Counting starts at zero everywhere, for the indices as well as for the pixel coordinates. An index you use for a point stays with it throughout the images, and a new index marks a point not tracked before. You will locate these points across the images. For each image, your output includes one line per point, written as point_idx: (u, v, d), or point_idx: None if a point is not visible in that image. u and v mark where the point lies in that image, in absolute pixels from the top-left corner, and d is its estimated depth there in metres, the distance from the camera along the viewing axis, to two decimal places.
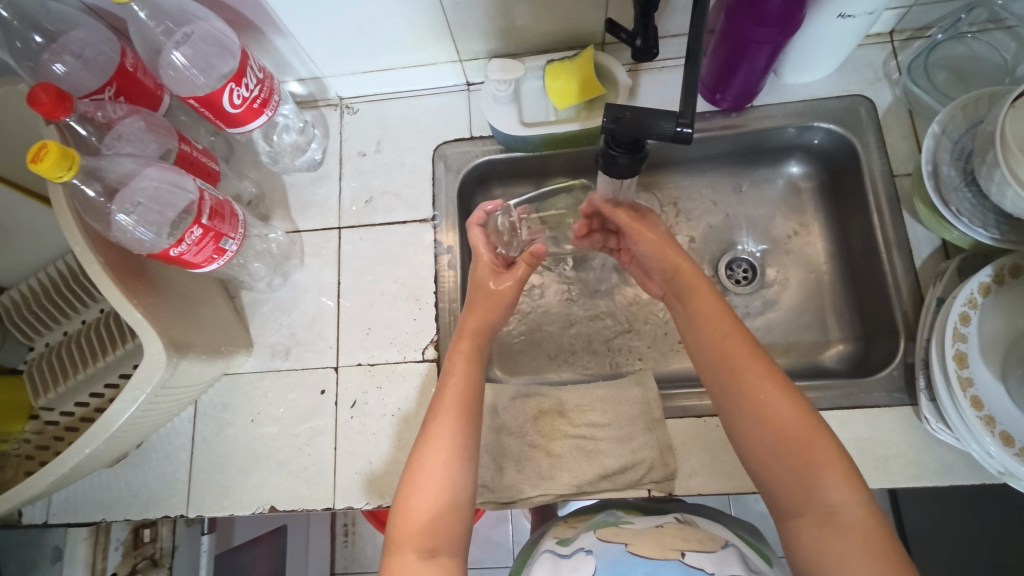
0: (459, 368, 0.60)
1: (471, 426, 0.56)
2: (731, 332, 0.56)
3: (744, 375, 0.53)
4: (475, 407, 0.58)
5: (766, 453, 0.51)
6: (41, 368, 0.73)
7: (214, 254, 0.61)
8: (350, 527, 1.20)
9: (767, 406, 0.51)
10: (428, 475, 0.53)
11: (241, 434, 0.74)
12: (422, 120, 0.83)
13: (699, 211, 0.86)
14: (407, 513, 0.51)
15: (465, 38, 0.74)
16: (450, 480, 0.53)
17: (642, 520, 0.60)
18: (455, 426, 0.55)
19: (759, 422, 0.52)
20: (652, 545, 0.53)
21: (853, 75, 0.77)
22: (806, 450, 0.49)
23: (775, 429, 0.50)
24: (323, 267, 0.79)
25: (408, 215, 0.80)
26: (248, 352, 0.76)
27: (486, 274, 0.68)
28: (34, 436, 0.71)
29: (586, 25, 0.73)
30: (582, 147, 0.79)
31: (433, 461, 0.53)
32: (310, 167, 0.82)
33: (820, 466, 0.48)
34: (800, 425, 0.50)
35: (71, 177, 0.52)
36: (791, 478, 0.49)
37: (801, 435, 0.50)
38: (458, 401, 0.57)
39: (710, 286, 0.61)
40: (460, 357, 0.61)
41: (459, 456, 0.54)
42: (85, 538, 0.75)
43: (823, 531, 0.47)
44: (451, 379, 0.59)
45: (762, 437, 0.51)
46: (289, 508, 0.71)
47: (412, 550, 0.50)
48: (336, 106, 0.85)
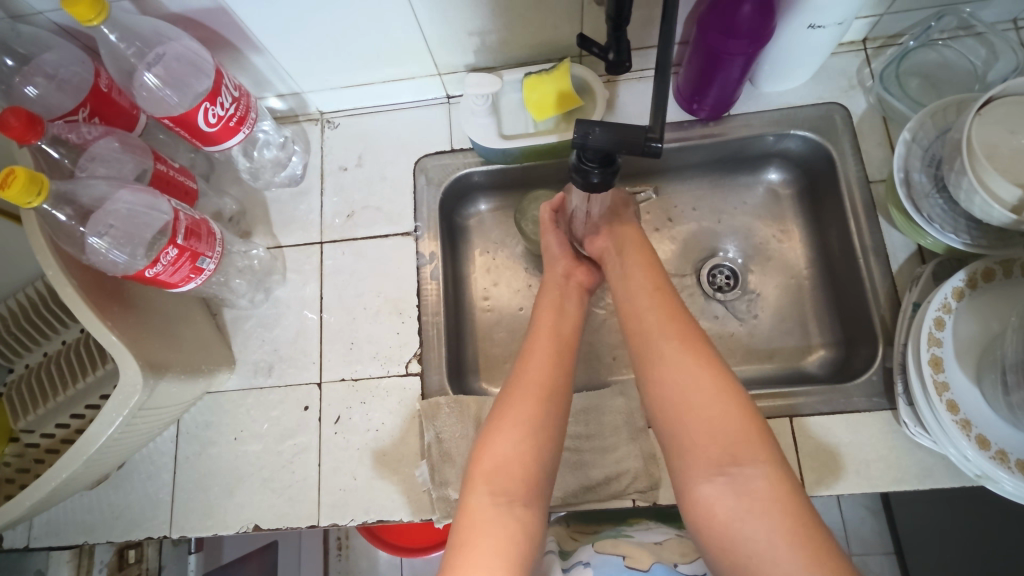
0: (550, 320, 0.64)
1: (563, 373, 0.59)
2: (659, 313, 0.58)
3: (669, 353, 0.55)
4: (569, 358, 0.61)
5: (684, 417, 0.52)
6: (21, 391, 0.73)
7: (191, 274, 0.61)
8: (343, 541, 1.23)
9: (688, 377, 0.53)
10: (513, 416, 0.55)
11: (224, 453, 0.74)
12: (404, 133, 0.84)
13: (680, 220, 0.86)
14: (485, 455, 0.53)
15: (444, 51, 0.75)
16: (539, 423, 0.55)
17: (642, 531, 0.61)
18: (550, 374, 0.58)
19: (683, 392, 0.52)
20: (649, 559, 0.55)
21: (827, 83, 0.78)
22: (727, 415, 0.51)
23: (696, 402, 0.52)
24: (305, 282, 0.79)
25: (390, 228, 0.80)
26: (231, 369, 0.76)
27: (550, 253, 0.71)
28: (14, 459, 0.71)
29: (561, 37, 0.74)
30: (561, 157, 0.80)
31: (520, 407, 0.56)
32: (292, 182, 0.82)
33: (738, 441, 0.49)
34: (715, 397, 0.52)
35: (42, 203, 0.51)
36: (705, 445, 0.50)
37: (718, 403, 0.51)
38: (545, 348, 0.61)
39: (647, 268, 0.63)
40: (551, 306, 0.66)
41: (546, 399, 0.56)
42: (68, 561, 0.75)
43: (740, 508, 0.47)
44: (544, 330, 0.63)
45: (683, 409, 0.52)
46: (274, 526, 0.71)
47: (488, 494, 0.51)
48: (316, 121, 0.85)
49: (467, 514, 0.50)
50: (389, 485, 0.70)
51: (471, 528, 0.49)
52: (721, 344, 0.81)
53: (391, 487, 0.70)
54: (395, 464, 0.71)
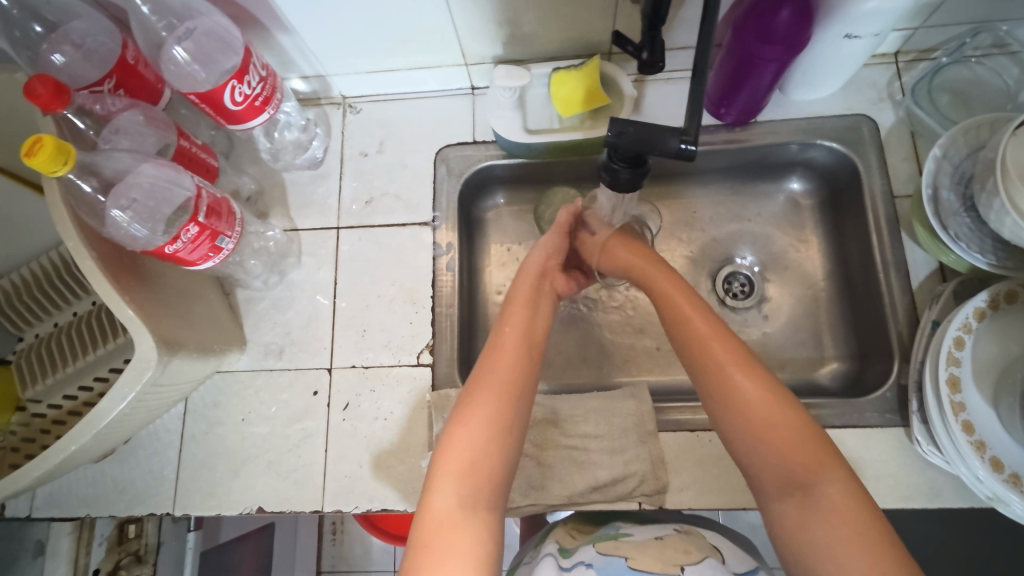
0: (518, 317, 0.63)
1: (527, 371, 0.57)
2: (709, 334, 0.58)
3: (722, 373, 0.56)
4: (535, 355, 0.59)
5: (750, 438, 0.53)
6: (31, 360, 0.73)
7: (210, 252, 0.61)
8: (338, 526, 1.30)
9: (747, 397, 0.54)
10: (480, 411, 0.53)
11: (231, 433, 0.74)
12: (427, 122, 0.83)
13: (698, 225, 0.86)
14: (449, 451, 0.51)
15: (472, 42, 0.74)
16: (504, 420, 0.53)
17: (641, 532, 0.61)
18: (515, 370, 0.57)
19: (743, 409, 0.53)
20: (652, 559, 0.54)
21: (857, 94, 0.78)
22: (787, 432, 0.51)
23: (757, 422, 0.53)
24: (319, 266, 0.78)
25: (408, 217, 0.80)
26: (242, 350, 0.76)
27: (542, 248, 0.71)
28: (20, 428, 0.71)
29: (593, 33, 0.73)
30: (585, 154, 0.79)
31: (486, 401, 0.53)
32: (311, 165, 0.82)
33: (806, 460, 0.50)
34: (781, 415, 0.52)
35: (68, 172, 0.50)
36: (771, 459, 0.51)
37: (779, 422, 0.52)
38: (515, 345, 0.59)
39: (685, 286, 0.64)
40: (519, 302, 0.65)
41: (512, 396, 0.55)
42: (69, 533, 0.75)
43: (813, 523, 0.47)
44: (509, 327, 0.61)
45: (746, 430, 0.53)
46: (277, 510, 0.71)
47: (453, 494, 0.49)
48: (339, 105, 0.84)
49: (428, 512, 0.48)
50: (395, 475, 0.70)
51: (434, 528, 0.47)
52: None
53: (397, 477, 0.70)
54: (402, 454, 0.71)
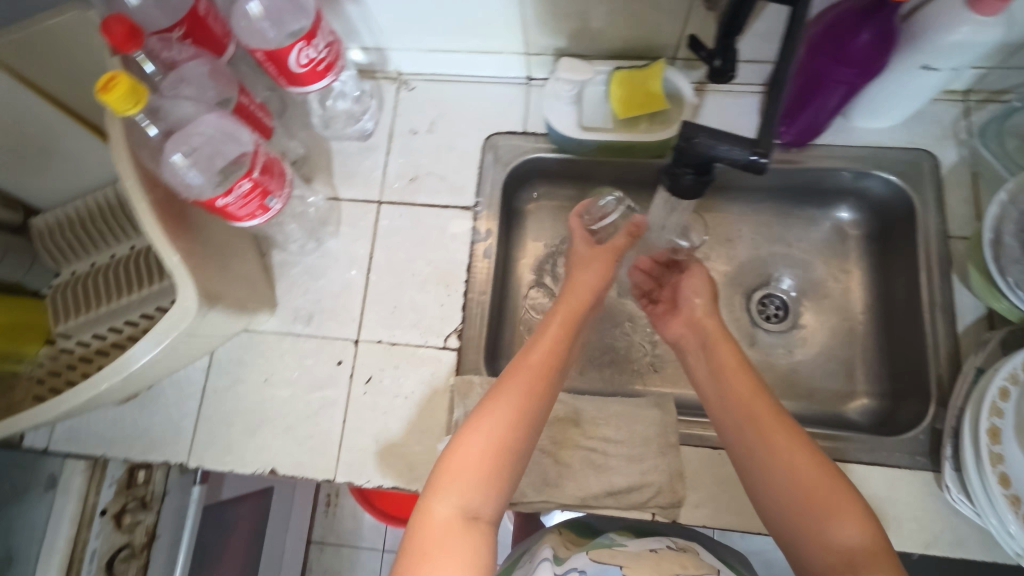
0: (549, 336, 0.60)
1: (545, 396, 0.56)
2: (744, 386, 0.58)
3: (757, 430, 0.55)
4: (555, 376, 0.58)
5: (783, 501, 0.52)
6: (65, 295, 0.76)
7: (258, 211, 0.60)
8: (333, 498, 1.33)
9: (781, 456, 0.53)
10: (489, 424, 0.52)
11: (252, 393, 0.74)
12: (479, 107, 0.82)
13: (740, 242, 0.84)
14: (454, 461, 0.51)
15: (537, 31, 0.73)
16: (509, 439, 0.52)
17: (635, 543, 0.60)
18: (533, 386, 0.55)
19: (775, 462, 0.53)
20: (647, 569, 0.53)
21: (921, 129, 0.76)
22: (816, 493, 0.51)
23: (790, 483, 0.52)
24: (357, 238, 0.78)
25: (450, 199, 0.79)
26: (272, 312, 0.76)
27: (582, 254, 0.69)
28: (48, 360, 0.74)
29: (661, 36, 0.72)
30: (636, 157, 0.78)
31: (496, 416, 0.53)
32: (360, 137, 0.82)
33: (842, 524, 0.49)
34: (819, 478, 0.51)
35: (136, 113, 0.49)
36: (801, 518, 0.51)
37: (814, 483, 0.51)
38: (540, 364, 0.57)
39: (727, 334, 0.64)
40: (555, 321, 0.62)
41: (523, 417, 0.53)
42: (81, 471, 0.76)
43: None
44: (540, 343, 0.59)
45: (781, 491, 0.52)
46: (289, 474, 0.71)
47: (451, 508, 0.48)
48: (394, 80, 0.84)
49: (426, 524, 0.48)
50: (410, 455, 0.70)
51: (431, 539, 0.47)
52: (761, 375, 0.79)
53: (412, 457, 0.70)
54: (419, 434, 0.71)
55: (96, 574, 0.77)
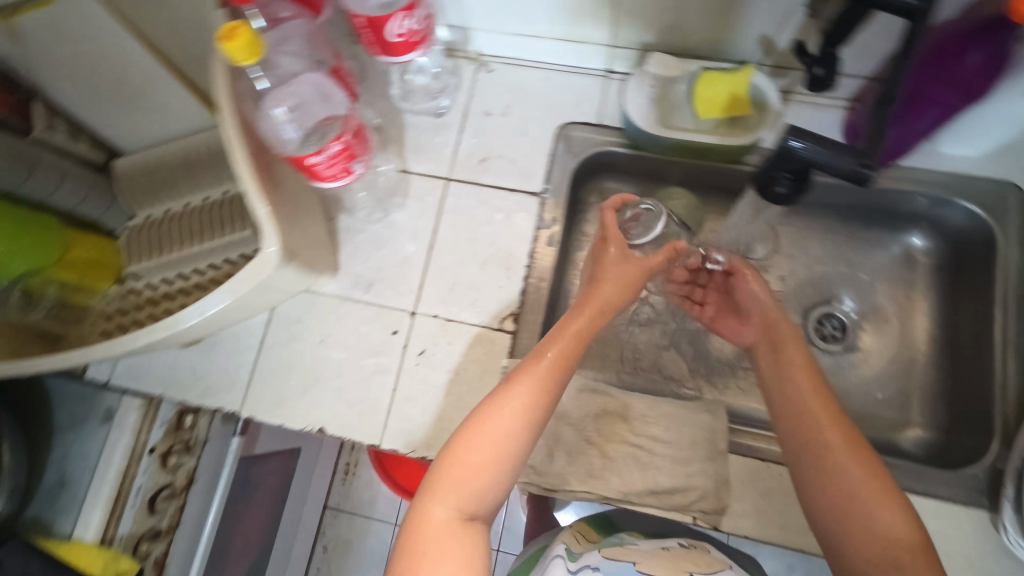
0: (560, 344, 0.56)
1: (546, 405, 0.54)
2: (807, 380, 0.59)
3: (815, 422, 0.56)
4: (561, 384, 0.56)
5: (830, 493, 0.53)
6: (140, 237, 0.78)
7: (343, 173, 0.60)
8: (352, 468, 1.34)
9: (835, 451, 0.54)
10: (489, 432, 0.52)
11: (307, 352, 0.75)
12: (555, 95, 0.82)
13: (803, 258, 0.83)
14: (454, 464, 0.51)
15: (627, 24, 0.73)
16: (509, 449, 0.52)
17: (647, 544, 0.62)
18: (536, 395, 0.54)
19: (829, 456, 0.54)
20: (661, 566, 0.56)
21: (1011, 161, 0.73)
22: (871, 489, 0.52)
23: (842, 477, 0.53)
24: (423, 212, 0.79)
25: (518, 184, 0.80)
26: (333, 276, 0.77)
27: (615, 261, 0.62)
28: (117, 298, 0.75)
29: (754, 41, 0.71)
30: (711, 160, 0.77)
31: (496, 426, 0.52)
32: (435, 113, 0.82)
33: (889, 520, 0.50)
34: (870, 476, 0.53)
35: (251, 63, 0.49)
36: (850, 511, 0.52)
37: (866, 479, 0.52)
38: (548, 373, 0.55)
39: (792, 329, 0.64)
40: (569, 330, 0.57)
41: (522, 427, 0.53)
42: (136, 408, 0.78)
43: None
44: (551, 349, 0.56)
45: (830, 484, 0.53)
46: (337, 435, 0.73)
47: (448, 510, 0.50)
48: (473, 60, 0.84)
49: (423, 523, 0.49)
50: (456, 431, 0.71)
51: (426, 537, 0.48)
52: None
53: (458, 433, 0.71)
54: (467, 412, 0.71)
55: (140, 509, 0.80)
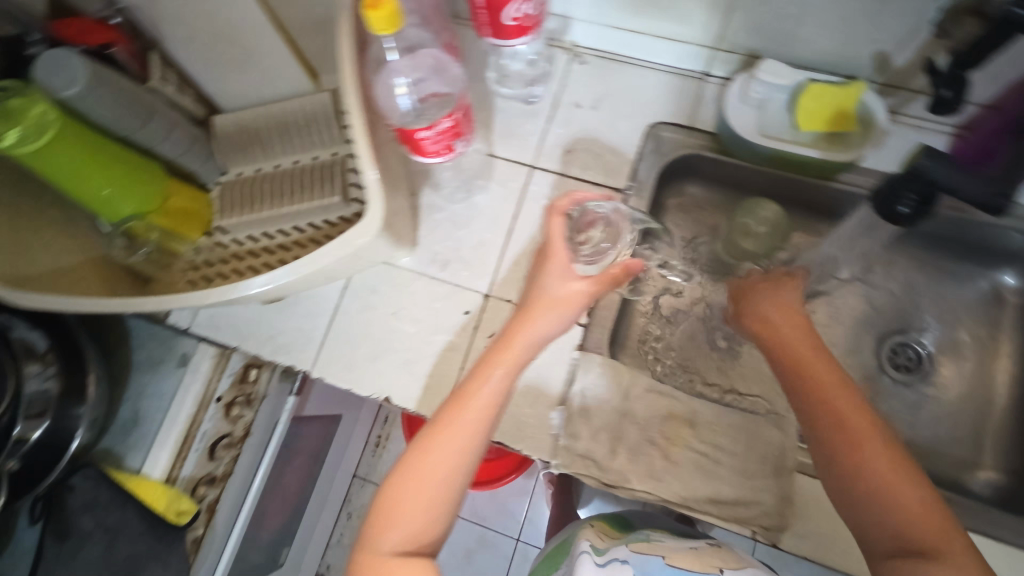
0: (490, 381, 0.56)
1: (475, 445, 0.55)
2: (826, 377, 0.57)
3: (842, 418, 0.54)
4: (490, 421, 0.56)
5: (866, 489, 0.52)
6: (230, 193, 0.80)
7: (446, 148, 0.62)
8: (382, 440, 1.41)
9: (866, 450, 0.53)
10: (422, 479, 0.54)
11: (379, 322, 0.77)
12: (648, 92, 0.81)
13: (885, 284, 0.81)
14: (390, 513, 0.54)
15: (736, 27, 0.71)
16: (443, 495, 0.54)
17: (673, 540, 0.63)
18: (463, 437, 0.55)
19: (861, 452, 0.53)
20: (690, 560, 0.57)
21: None
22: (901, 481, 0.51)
23: (872, 473, 0.52)
24: (505, 197, 0.80)
25: (603, 179, 0.79)
26: (411, 250, 0.78)
27: (549, 279, 0.58)
28: (205, 250, 0.78)
29: (869, 56, 0.69)
30: (803, 174, 0.75)
31: (427, 473, 0.54)
32: (525, 100, 0.82)
33: (925, 517, 0.49)
34: (898, 469, 0.52)
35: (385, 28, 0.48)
36: (882, 500, 0.51)
37: (898, 473, 0.51)
38: (481, 413, 0.56)
39: (812, 334, 0.61)
40: (496, 361, 0.57)
41: (453, 470, 0.55)
42: (211, 356, 0.83)
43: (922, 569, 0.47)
44: (477, 382, 0.57)
45: (856, 482, 0.52)
46: (402, 406, 0.74)
47: (394, 548, 0.53)
48: (567, 51, 0.83)
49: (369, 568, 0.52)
50: (519, 416, 0.72)
51: None
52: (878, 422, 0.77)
53: (522, 418, 0.71)
54: (532, 399, 0.72)
55: (201, 454, 0.83)
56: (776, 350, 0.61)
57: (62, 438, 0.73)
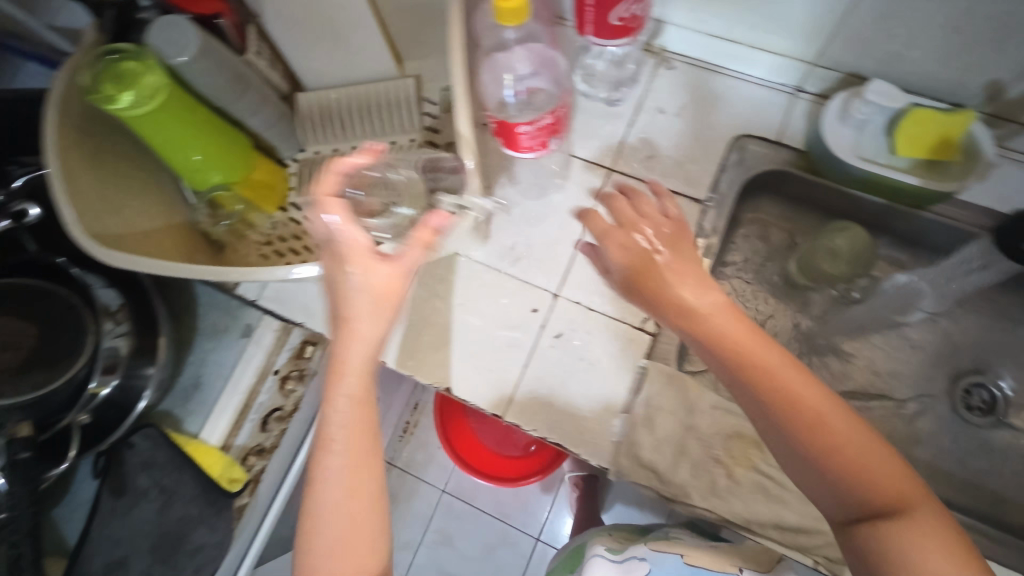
0: (343, 424, 0.55)
1: (364, 492, 0.56)
2: (762, 351, 0.52)
3: (799, 405, 0.50)
4: (372, 456, 0.56)
5: (833, 468, 0.48)
6: (309, 171, 0.81)
7: (539, 145, 0.61)
8: (410, 427, 1.37)
9: (828, 424, 0.49)
10: (329, 548, 0.54)
11: (446, 312, 0.77)
12: (735, 103, 0.79)
13: (966, 319, 0.78)
14: None
15: (840, 44, 0.69)
16: (360, 558, 0.55)
17: (693, 539, 0.72)
18: (355, 491, 0.55)
19: (828, 433, 0.49)
20: (705, 559, 0.65)
21: None
22: (873, 458, 0.48)
23: (837, 450, 0.48)
24: (581, 198, 0.79)
25: (682, 188, 0.78)
26: (483, 243, 0.78)
27: (343, 268, 0.54)
28: (280, 225, 0.79)
29: (981, 84, 0.66)
30: (895, 199, 0.73)
31: (337, 543, 0.55)
32: (608, 101, 0.81)
33: (896, 485, 0.47)
34: (860, 439, 0.49)
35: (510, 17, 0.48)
36: (851, 476, 0.48)
37: (859, 446, 0.48)
38: (358, 459, 0.55)
39: (694, 264, 0.58)
40: (346, 407, 0.55)
41: (359, 522, 0.55)
42: (274, 330, 0.84)
43: (897, 533, 0.45)
44: (337, 434, 0.55)
45: (825, 464, 0.48)
46: (464, 398, 0.74)
47: None
48: (654, 55, 0.81)
49: None
50: (582, 418, 0.71)
51: None
52: (945, 462, 0.75)
53: (585, 422, 0.71)
54: (596, 402, 0.71)
55: (252, 426, 0.83)
56: (690, 329, 0.55)
57: (129, 398, 0.75)
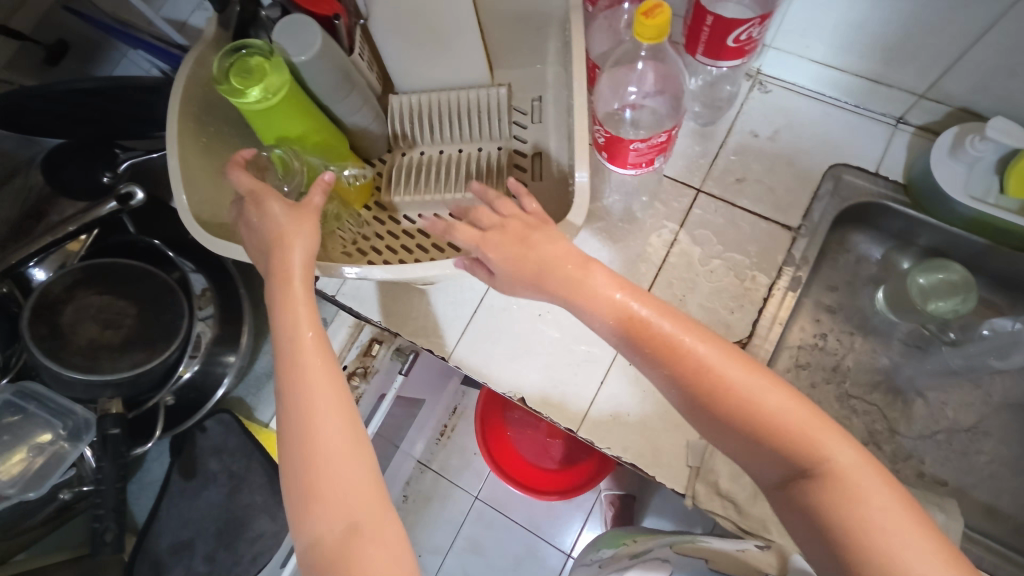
0: (307, 350, 0.52)
1: (338, 420, 0.51)
2: (670, 333, 0.51)
3: (712, 382, 0.49)
4: (335, 382, 0.52)
5: (758, 439, 0.48)
6: (394, 172, 0.81)
7: (645, 163, 0.60)
8: (447, 430, 1.37)
9: (741, 396, 0.49)
10: (310, 484, 0.49)
11: (525, 321, 0.76)
12: (831, 131, 0.78)
13: None
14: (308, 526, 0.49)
15: (957, 78, 0.67)
16: (345, 488, 0.49)
17: (716, 537, 0.68)
18: (316, 422, 0.50)
19: (743, 405, 0.49)
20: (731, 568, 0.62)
21: None
22: (790, 416, 0.48)
23: (756, 417, 0.48)
24: (667, 217, 0.78)
25: (772, 214, 0.76)
26: None
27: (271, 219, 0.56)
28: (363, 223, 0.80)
29: None
30: (999, 241, 0.71)
31: (316, 478, 0.49)
32: (699, 122, 0.80)
33: (809, 431, 0.47)
34: (771, 398, 0.48)
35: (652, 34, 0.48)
36: (772, 439, 0.48)
37: (775, 407, 0.48)
38: (321, 384, 0.51)
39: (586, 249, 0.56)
40: (295, 339, 0.53)
41: (335, 452, 0.50)
42: (347, 326, 0.89)
43: (818, 487, 0.46)
44: (301, 362, 0.52)
45: (744, 437, 0.49)
46: (538, 409, 0.73)
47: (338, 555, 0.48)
48: (749, 77, 0.80)
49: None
50: (659, 441, 0.70)
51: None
52: None
53: (664, 445, 0.70)
54: (674, 426, 0.70)
55: None
56: (613, 321, 0.53)
57: (209, 383, 0.77)
